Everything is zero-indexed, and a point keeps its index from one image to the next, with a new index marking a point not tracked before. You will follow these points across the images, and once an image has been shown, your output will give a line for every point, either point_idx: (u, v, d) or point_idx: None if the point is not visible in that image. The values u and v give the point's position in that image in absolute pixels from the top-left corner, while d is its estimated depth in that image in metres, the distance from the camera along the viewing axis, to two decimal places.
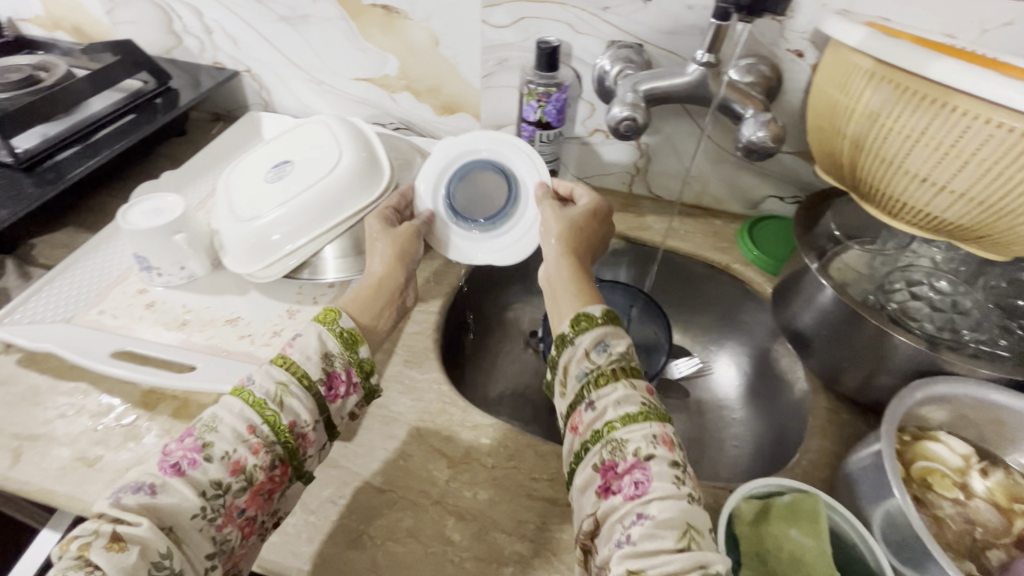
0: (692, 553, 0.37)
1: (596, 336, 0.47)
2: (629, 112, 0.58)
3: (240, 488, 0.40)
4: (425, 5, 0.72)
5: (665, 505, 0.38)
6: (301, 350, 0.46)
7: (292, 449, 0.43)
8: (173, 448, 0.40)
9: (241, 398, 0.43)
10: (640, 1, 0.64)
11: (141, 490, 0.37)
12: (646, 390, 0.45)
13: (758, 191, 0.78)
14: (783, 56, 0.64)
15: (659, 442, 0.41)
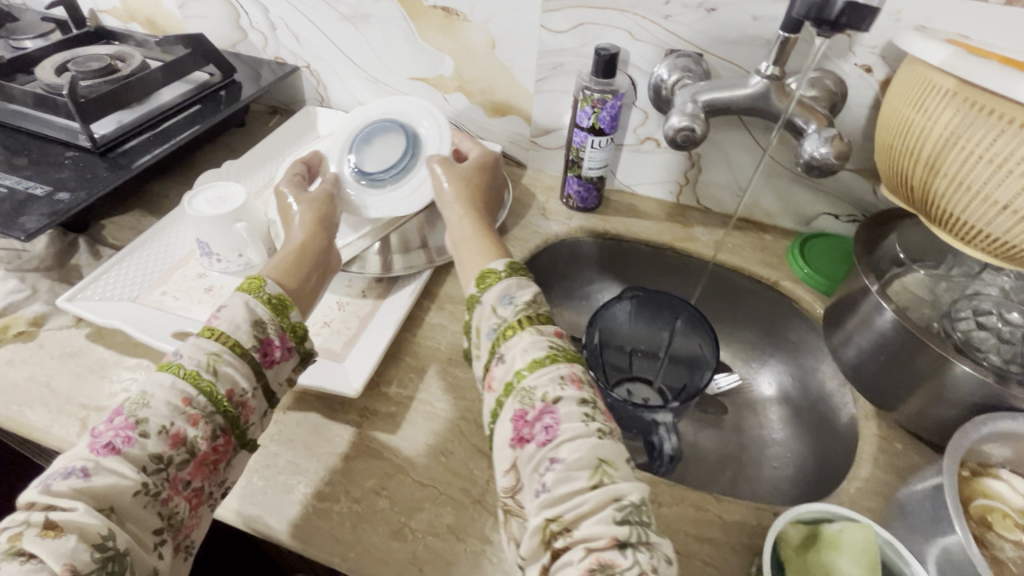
0: (605, 488, 0.39)
1: (502, 290, 0.51)
2: (688, 122, 0.58)
3: (183, 460, 0.42)
4: (484, 8, 0.72)
5: (573, 446, 0.41)
6: (229, 318, 0.48)
7: (233, 417, 0.46)
8: (103, 431, 0.41)
9: (171, 373, 0.44)
10: (703, 11, 0.63)
11: (74, 474, 0.38)
12: (552, 333, 0.48)
13: (812, 208, 0.76)
14: (849, 71, 0.62)
15: (566, 382, 0.44)
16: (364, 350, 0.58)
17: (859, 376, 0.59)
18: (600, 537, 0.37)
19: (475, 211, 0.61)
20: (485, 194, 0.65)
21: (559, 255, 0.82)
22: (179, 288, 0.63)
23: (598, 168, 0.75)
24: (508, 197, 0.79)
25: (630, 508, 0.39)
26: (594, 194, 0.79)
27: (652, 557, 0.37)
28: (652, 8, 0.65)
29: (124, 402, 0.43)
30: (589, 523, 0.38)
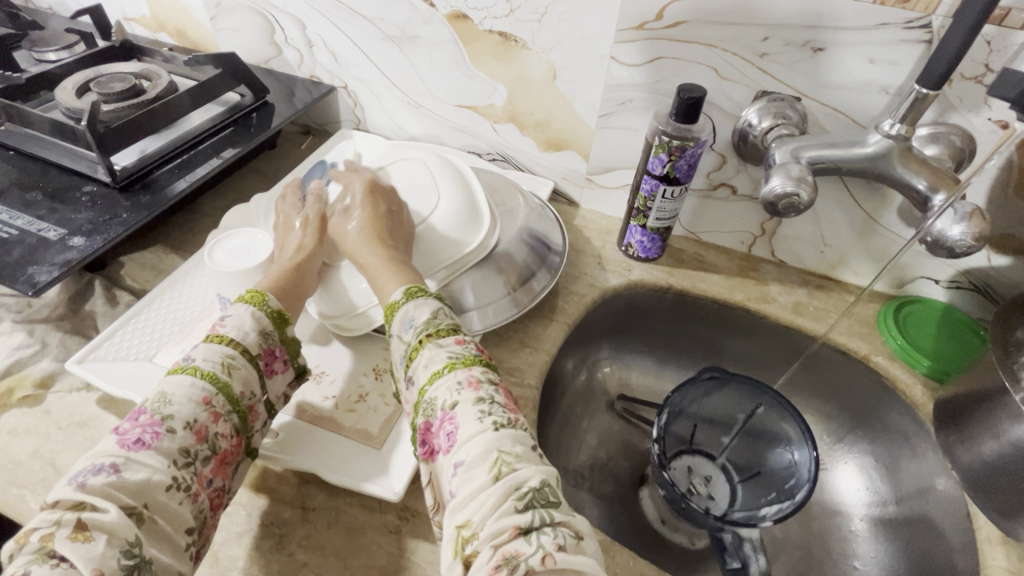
0: (505, 478, 0.38)
1: (402, 315, 0.49)
2: (793, 187, 0.49)
3: (206, 457, 0.41)
4: (547, 36, 0.64)
5: (471, 445, 0.40)
6: (235, 325, 0.47)
7: (244, 419, 0.45)
8: (129, 426, 0.39)
9: (187, 373, 0.43)
10: (808, 50, 0.54)
11: (105, 471, 0.37)
12: (453, 343, 0.47)
13: (907, 270, 0.66)
14: (981, 127, 0.52)
15: (465, 388, 0.43)
16: (405, 433, 0.51)
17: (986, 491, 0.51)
18: (503, 531, 0.36)
19: (381, 252, 0.54)
20: (392, 224, 0.57)
21: (614, 308, 0.74)
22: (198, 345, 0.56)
23: (666, 218, 0.67)
24: (564, 242, 0.69)
25: (531, 493, 0.37)
26: (658, 243, 0.71)
27: (557, 536, 0.36)
28: (746, 44, 0.56)
29: (145, 401, 0.42)
30: (491, 520, 0.36)
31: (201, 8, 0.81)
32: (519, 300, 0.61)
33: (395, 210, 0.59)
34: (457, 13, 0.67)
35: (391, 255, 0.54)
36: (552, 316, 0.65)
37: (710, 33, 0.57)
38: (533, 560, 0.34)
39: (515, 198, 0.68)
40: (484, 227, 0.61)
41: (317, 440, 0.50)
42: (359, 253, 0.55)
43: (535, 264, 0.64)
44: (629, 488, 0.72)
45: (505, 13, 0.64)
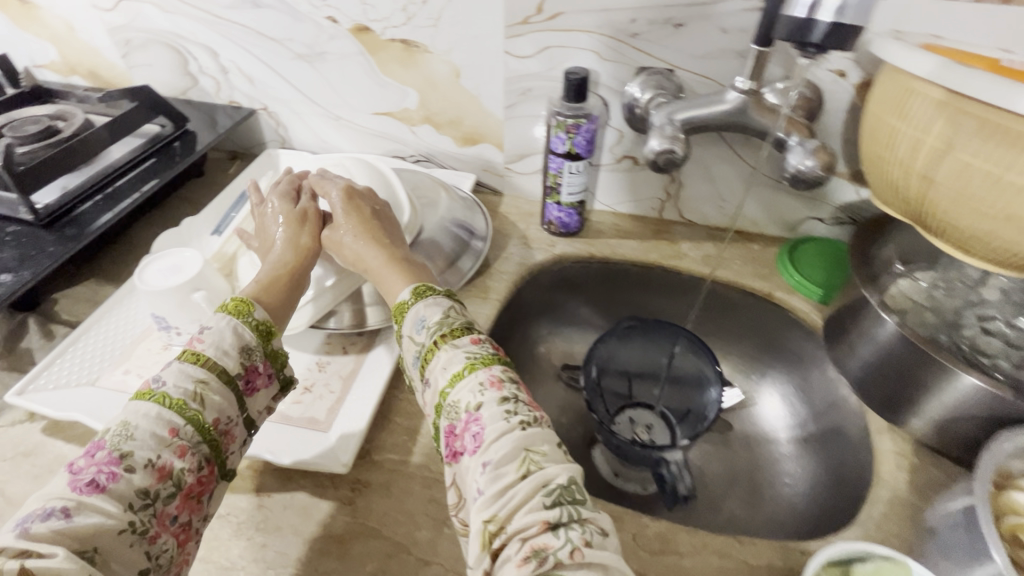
0: (534, 477, 0.39)
1: (414, 317, 0.50)
2: (668, 145, 0.57)
3: (169, 494, 0.40)
4: (445, 38, 0.70)
5: (499, 444, 0.40)
6: (214, 342, 0.46)
7: (217, 446, 0.43)
8: (85, 465, 0.38)
9: (153, 401, 0.42)
10: (671, 26, 0.61)
11: (54, 515, 0.35)
12: (470, 342, 0.47)
13: (797, 213, 0.74)
14: (824, 76, 0.60)
15: (487, 387, 0.44)
16: (351, 414, 0.54)
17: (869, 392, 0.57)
18: (529, 526, 0.37)
19: (384, 256, 0.56)
20: (383, 226, 0.59)
21: (546, 284, 0.79)
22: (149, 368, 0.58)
23: (578, 193, 0.73)
24: (489, 228, 0.74)
25: (559, 489, 0.39)
26: (577, 218, 0.77)
27: (585, 532, 0.37)
28: (619, 27, 0.63)
29: (106, 432, 0.40)
30: (519, 515, 0.38)
31: (112, 47, 0.83)
32: (449, 281, 0.66)
33: (380, 214, 0.60)
34: (359, 26, 0.71)
35: (394, 254, 0.56)
36: (485, 295, 0.70)
37: (587, 20, 0.63)
38: (562, 553, 0.35)
39: (437, 190, 0.72)
40: (407, 211, 0.65)
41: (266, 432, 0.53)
42: (357, 252, 0.57)
43: (461, 247, 0.69)
44: (582, 448, 0.76)
45: (402, 21, 0.69)
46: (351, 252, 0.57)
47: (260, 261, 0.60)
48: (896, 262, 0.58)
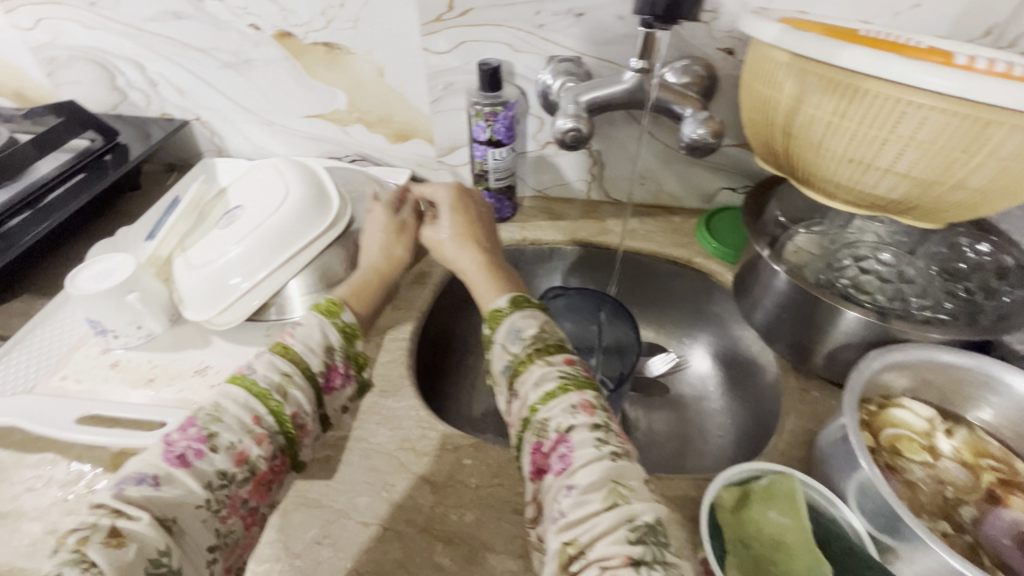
0: (620, 510, 0.38)
1: (507, 327, 0.51)
2: (573, 123, 0.62)
3: (243, 479, 0.43)
4: (366, 40, 0.73)
5: (586, 469, 0.41)
6: (302, 338, 0.50)
7: (292, 438, 0.46)
8: (177, 438, 0.42)
9: (244, 386, 0.46)
10: (573, 16, 0.66)
11: (145, 481, 0.39)
12: (563, 362, 0.48)
13: (711, 184, 0.80)
14: (714, 55, 0.67)
15: (579, 411, 0.44)
16: None
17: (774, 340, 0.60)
18: (612, 556, 0.36)
19: (480, 262, 0.60)
20: (482, 230, 0.64)
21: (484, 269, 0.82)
22: (99, 377, 0.59)
23: (505, 178, 0.77)
24: None
25: (645, 528, 0.38)
26: (507, 203, 0.81)
27: None
28: (525, 20, 0.68)
29: (198, 412, 0.44)
30: (601, 543, 0.37)
31: (35, 66, 0.83)
32: None
33: (476, 215, 0.65)
34: (282, 32, 0.74)
35: (488, 259, 0.60)
36: (422, 281, 0.73)
37: (495, 14, 0.68)
38: None
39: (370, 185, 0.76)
40: (336, 202, 0.67)
41: None
42: (454, 254, 0.61)
43: None
44: None
45: (323, 25, 0.72)
46: (448, 252, 0.62)
47: (241, 253, 0.61)
48: (781, 218, 0.63)
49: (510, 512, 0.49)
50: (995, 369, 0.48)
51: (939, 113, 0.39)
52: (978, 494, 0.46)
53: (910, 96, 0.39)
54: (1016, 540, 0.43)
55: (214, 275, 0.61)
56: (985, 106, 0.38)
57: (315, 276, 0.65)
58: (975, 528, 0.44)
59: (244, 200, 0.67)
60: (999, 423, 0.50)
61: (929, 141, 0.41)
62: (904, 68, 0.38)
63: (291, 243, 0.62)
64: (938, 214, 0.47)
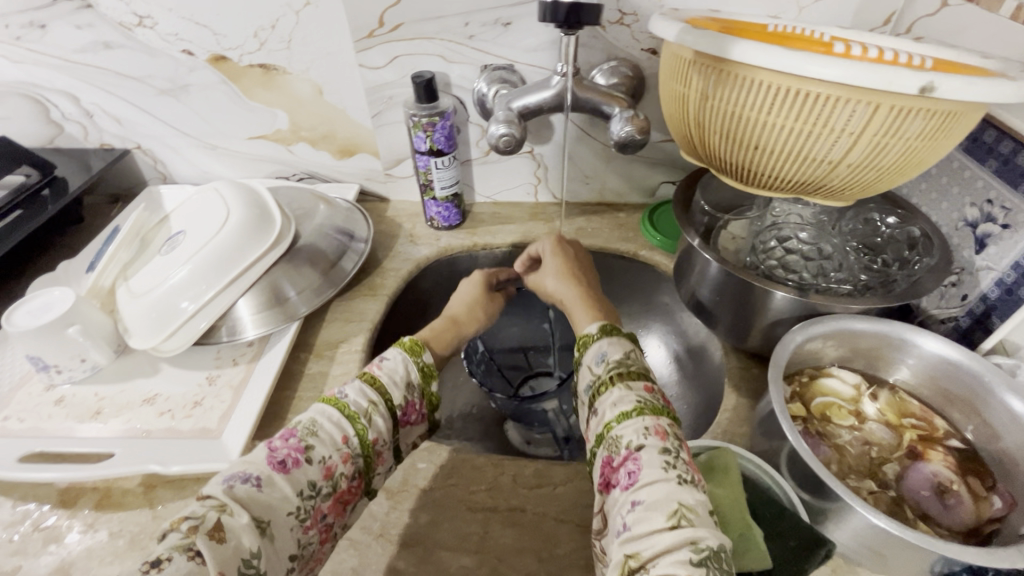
0: (684, 531, 0.38)
1: (597, 350, 0.52)
2: (505, 129, 0.64)
3: (327, 494, 0.43)
4: (301, 59, 0.74)
5: (654, 489, 0.40)
6: (388, 371, 0.51)
7: (370, 463, 0.47)
8: (279, 445, 0.43)
9: (337, 407, 0.47)
10: (501, 26, 0.69)
11: (249, 481, 0.41)
12: (642, 389, 0.48)
13: (651, 179, 0.83)
14: (640, 56, 0.69)
15: (651, 434, 0.44)
16: (241, 419, 0.56)
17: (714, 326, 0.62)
18: (673, 571, 0.36)
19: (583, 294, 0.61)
20: (579, 267, 0.66)
21: (438, 277, 0.84)
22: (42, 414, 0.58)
23: (450, 187, 0.79)
24: (371, 231, 0.78)
25: (709, 551, 0.37)
26: (454, 211, 0.82)
27: None
28: (456, 31, 0.69)
29: (296, 423, 0.46)
30: (664, 559, 0.37)
31: None
32: (333, 281, 0.71)
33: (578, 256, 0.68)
34: (216, 56, 0.74)
35: (584, 292, 0.62)
36: (373, 293, 0.74)
37: (426, 27, 0.69)
38: None
39: (314, 203, 0.76)
40: (279, 220, 0.67)
41: (155, 448, 0.54)
42: (556, 289, 0.64)
43: (340, 249, 0.73)
44: (494, 423, 0.81)
45: (257, 47, 0.73)
46: (553, 289, 0.65)
47: (184, 277, 0.61)
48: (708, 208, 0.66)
49: (464, 510, 0.50)
50: (905, 331, 0.51)
51: (822, 98, 0.42)
52: (900, 451, 0.49)
53: (795, 83, 0.42)
54: (934, 491, 0.46)
55: (158, 300, 0.61)
56: (865, 90, 0.40)
57: (264, 295, 0.66)
58: (898, 484, 0.47)
59: (186, 224, 0.67)
60: (918, 383, 0.53)
61: (818, 124, 0.43)
62: (783, 59, 0.41)
63: (234, 262, 0.63)
64: (843, 192, 0.49)
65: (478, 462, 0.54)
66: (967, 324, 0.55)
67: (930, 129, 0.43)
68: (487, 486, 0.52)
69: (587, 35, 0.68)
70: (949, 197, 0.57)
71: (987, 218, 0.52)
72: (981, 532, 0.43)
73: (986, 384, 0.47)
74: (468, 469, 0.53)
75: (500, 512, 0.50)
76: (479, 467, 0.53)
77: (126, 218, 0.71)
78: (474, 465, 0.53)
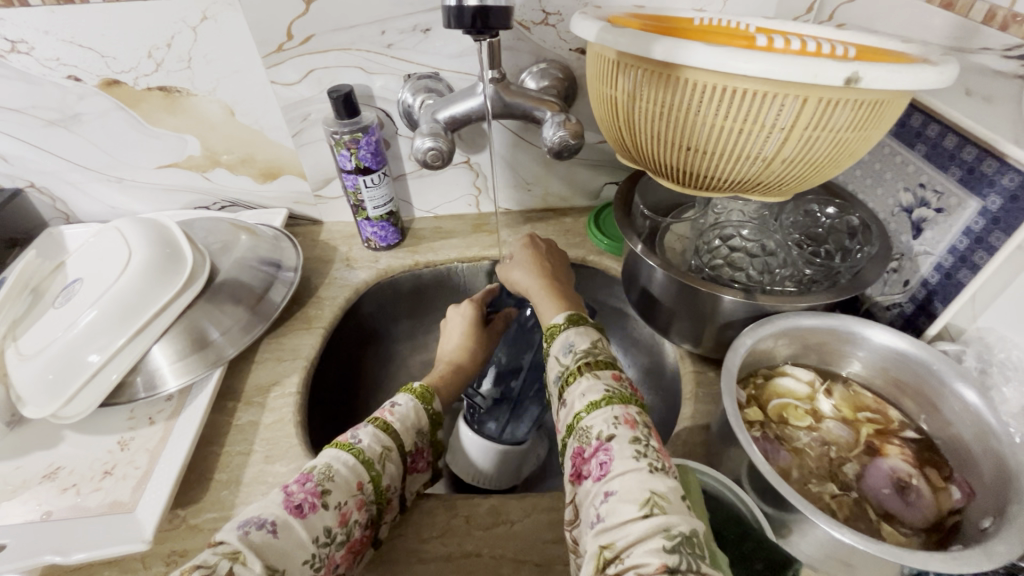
0: (655, 519, 0.34)
1: (564, 340, 0.50)
2: (432, 142, 0.60)
3: (341, 541, 0.40)
4: (205, 79, 0.67)
5: (627, 479, 0.37)
6: (401, 416, 0.48)
7: (380, 511, 0.44)
8: (296, 489, 0.39)
9: (352, 452, 0.43)
10: (421, 33, 0.64)
11: (265, 527, 0.36)
12: (611, 378, 0.45)
13: (594, 182, 0.81)
14: (568, 56, 0.67)
15: (620, 423, 0.41)
16: (159, 486, 0.51)
17: (667, 331, 0.60)
18: (648, 561, 0.32)
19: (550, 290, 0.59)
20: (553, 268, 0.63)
21: (381, 301, 0.79)
22: None
23: (383, 205, 0.74)
24: (301, 258, 0.73)
25: (682, 538, 0.34)
26: (392, 230, 0.77)
27: None
28: (372, 40, 0.65)
29: (309, 467, 0.42)
30: (638, 549, 0.33)
31: None
32: (263, 315, 0.65)
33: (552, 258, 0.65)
34: (107, 80, 0.67)
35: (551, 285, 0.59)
36: (308, 326, 0.69)
37: (339, 38, 0.64)
38: None
39: (235, 233, 0.70)
40: (190, 256, 0.61)
41: (59, 532, 0.48)
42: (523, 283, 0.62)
43: (267, 281, 0.67)
44: None
45: (153, 68, 0.66)
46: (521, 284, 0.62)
47: (86, 329, 0.54)
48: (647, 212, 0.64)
49: (415, 562, 0.46)
50: (853, 324, 0.50)
51: (751, 94, 0.40)
52: (858, 448, 0.48)
53: (722, 81, 0.40)
54: (895, 488, 0.45)
55: (53, 360, 0.54)
56: (792, 84, 0.38)
57: (184, 341, 0.59)
58: (859, 484, 0.46)
59: (85, 271, 0.60)
60: (869, 374, 0.52)
61: (750, 121, 0.41)
62: (708, 57, 0.38)
63: (141, 307, 0.56)
64: (781, 188, 0.48)
65: (428, 505, 0.50)
66: (911, 310, 0.55)
67: (857, 119, 0.41)
68: (439, 532, 0.48)
69: (511, 38, 0.65)
70: (883, 182, 0.57)
71: (922, 202, 0.52)
72: (943, 527, 0.43)
73: (936, 373, 0.46)
74: (418, 515, 0.49)
75: (455, 560, 0.47)
76: (429, 510, 0.50)
77: (15, 267, 0.64)
78: (424, 510, 0.50)
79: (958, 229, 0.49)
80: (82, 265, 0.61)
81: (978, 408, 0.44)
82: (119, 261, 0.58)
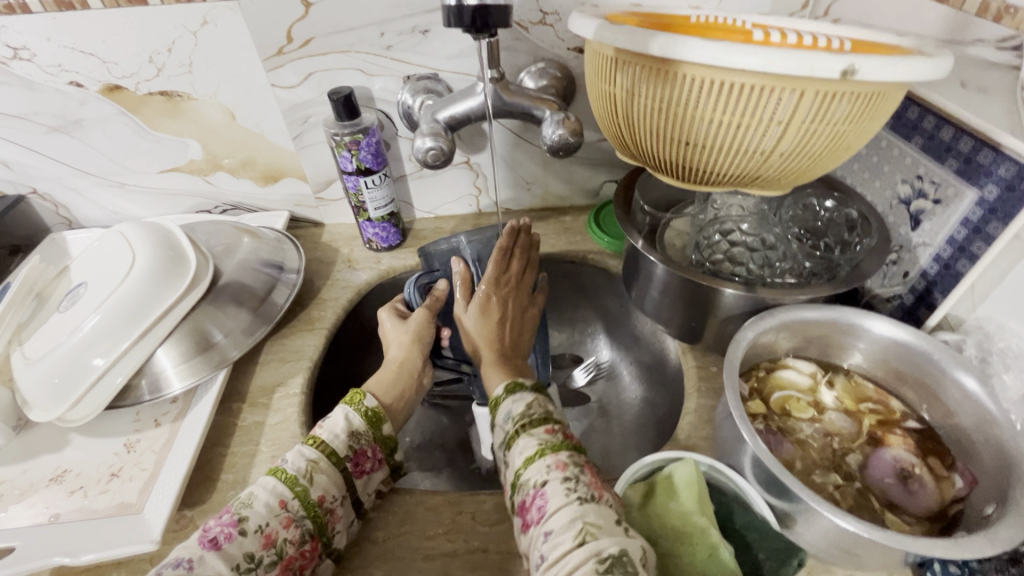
0: (588, 547, 0.36)
1: (503, 409, 0.47)
2: (432, 142, 0.60)
3: (271, 562, 0.40)
4: (206, 83, 0.68)
5: (560, 516, 0.38)
6: (330, 427, 0.47)
7: (323, 524, 0.43)
8: (213, 523, 0.40)
9: (271, 476, 0.43)
10: (419, 34, 0.65)
11: (180, 566, 0.37)
12: (544, 433, 0.44)
13: (594, 180, 0.81)
14: (567, 55, 0.67)
15: (552, 468, 0.41)
16: (164, 488, 0.51)
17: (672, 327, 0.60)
18: None
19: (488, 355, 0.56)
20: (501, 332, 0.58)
21: (384, 301, 0.79)
22: None
23: (385, 206, 0.74)
24: (303, 260, 0.73)
25: (613, 560, 0.35)
26: (393, 230, 0.78)
27: None
28: (372, 42, 0.65)
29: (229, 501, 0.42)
30: None
31: None
32: (265, 317, 0.65)
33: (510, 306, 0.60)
34: (109, 86, 0.67)
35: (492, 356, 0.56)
36: (311, 327, 0.69)
37: (338, 41, 0.65)
38: None
39: (237, 236, 0.70)
40: (194, 258, 0.61)
41: (66, 534, 0.49)
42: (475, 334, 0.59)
43: (269, 283, 0.68)
44: (456, 449, 0.77)
45: (154, 73, 0.66)
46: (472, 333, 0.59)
47: (91, 333, 0.54)
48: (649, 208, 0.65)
49: (421, 559, 0.47)
50: (854, 316, 0.50)
51: (749, 88, 0.40)
52: (861, 439, 0.48)
53: (720, 76, 0.40)
54: (898, 478, 0.45)
55: (57, 364, 0.54)
56: (788, 77, 0.39)
57: (189, 343, 0.59)
58: (862, 474, 0.46)
59: (88, 275, 0.60)
60: (871, 365, 0.52)
61: (749, 116, 0.42)
62: (706, 53, 0.39)
63: (145, 311, 0.56)
64: (781, 180, 0.48)
65: (434, 503, 0.50)
66: (911, 301, 0.56)
67: (854, 112, 0.42)
68: (445, 528, 0.48)
69: (508, 38, 0.65)
70: (881, 175, 0.57)
71: (919, 194, 0.53)
72: (946, 515, 0.43)
73: (937, 363, 0.47)
74: (423, 512, 0.50)
75: (461, 556, 0.47)
76: (434, 508, 0.50)
77: (20, 272, 0.64)
78: (430, 507, 0.50)
79: (956, 220, 0.49)
80: (86, 271, 0.61)
81: (979, 396, 0.44)
82: (124, 266, 0.58)
